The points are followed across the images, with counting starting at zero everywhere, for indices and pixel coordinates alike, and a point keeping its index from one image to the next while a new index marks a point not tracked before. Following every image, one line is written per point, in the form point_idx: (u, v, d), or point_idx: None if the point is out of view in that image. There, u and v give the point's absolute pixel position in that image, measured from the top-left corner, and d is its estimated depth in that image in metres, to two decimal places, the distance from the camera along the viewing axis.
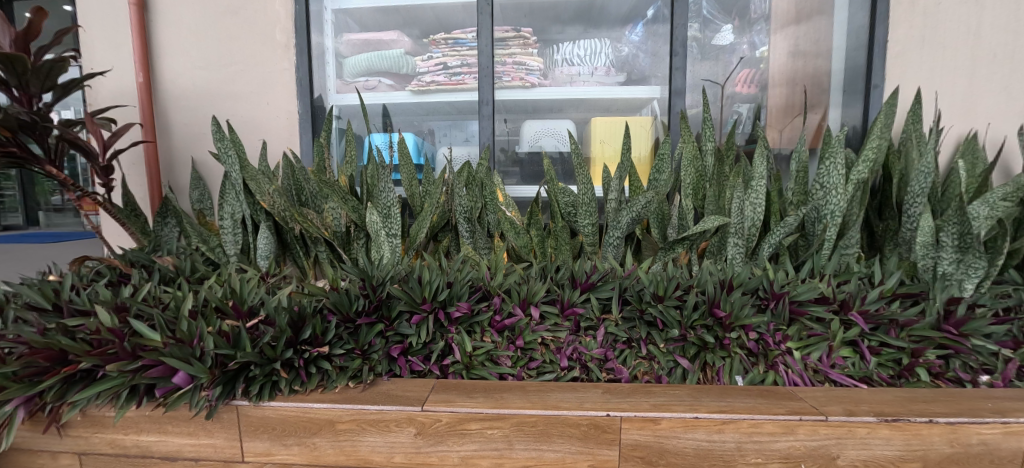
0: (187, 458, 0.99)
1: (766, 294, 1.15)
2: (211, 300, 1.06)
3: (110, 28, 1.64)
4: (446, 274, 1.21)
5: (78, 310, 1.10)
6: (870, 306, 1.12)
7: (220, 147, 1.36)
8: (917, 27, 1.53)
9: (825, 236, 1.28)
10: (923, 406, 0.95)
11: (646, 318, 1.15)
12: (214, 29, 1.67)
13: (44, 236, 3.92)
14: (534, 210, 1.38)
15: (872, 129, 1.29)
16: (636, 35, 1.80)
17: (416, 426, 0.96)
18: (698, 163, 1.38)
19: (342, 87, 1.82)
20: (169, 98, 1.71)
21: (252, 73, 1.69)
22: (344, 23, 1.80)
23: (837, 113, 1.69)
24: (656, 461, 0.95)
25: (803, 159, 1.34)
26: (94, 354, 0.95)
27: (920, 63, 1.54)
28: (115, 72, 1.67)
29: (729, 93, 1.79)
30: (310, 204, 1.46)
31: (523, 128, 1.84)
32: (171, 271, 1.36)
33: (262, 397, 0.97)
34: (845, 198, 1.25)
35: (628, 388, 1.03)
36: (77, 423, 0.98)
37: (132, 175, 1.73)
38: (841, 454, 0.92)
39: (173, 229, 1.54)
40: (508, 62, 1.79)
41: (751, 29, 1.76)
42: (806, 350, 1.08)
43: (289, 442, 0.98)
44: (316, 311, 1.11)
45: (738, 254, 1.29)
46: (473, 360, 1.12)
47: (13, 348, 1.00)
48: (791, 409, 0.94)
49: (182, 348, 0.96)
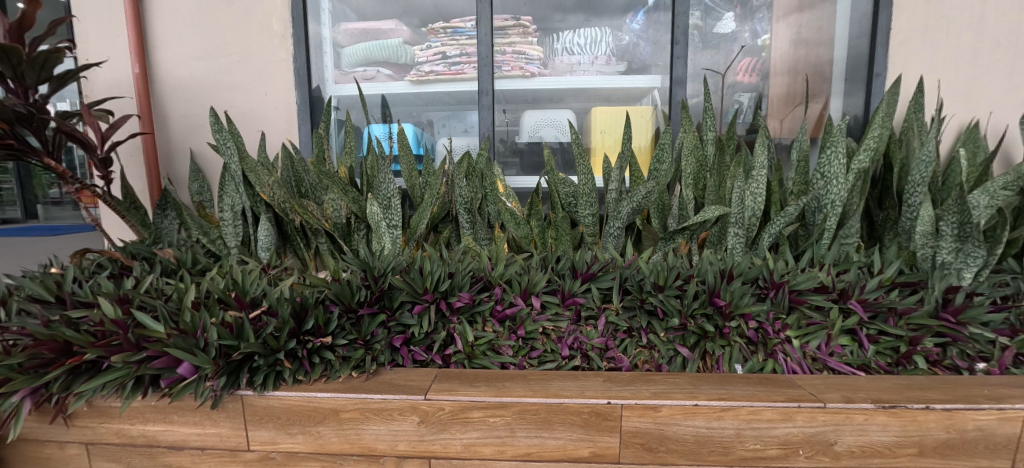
0: (194, 446, 1.00)
1: (766, 284, 1.16)
2: (213, 292, 1.06)
3: (102, 19, 1.63)
4: (447, 265, 1.22)
5: (82, 301, 1.10)
6: (869, 295, 1.13)
7: (218, 139, 1.37)
8: (919, 14, 1.52)
9: (825, 226, 1.28)
10: (920, 393, 0.96)
11: (646, 307, 1.16)
12: (210, 19, 1.65)
13: (44, 229, 3.92)
14: (535, 200, 1.39)
15: (874, 117, 1.28)
16: (636, 23, 1.79)
17: (420, 414, 0.97)
18: (699, 153, 1.39)
19: (339, 77, 1.81)
20: (167, 90, 1.70)
21: (248, 63, 1.68)
22: (341, 12, 1.78)
23: (839, 102, 1.70)
24: (656, 447, 0.96)
25: (804, 149, 1.34)
26: (99, 345, 0.95)
27: (923, 52, 1.54)
28: (110, 64, 1.66)
29: (731, 82, 1.78)
30: (310, 195, 1.47)
31: (523, 118, 1.84)
32: (173, 263, 1.37)
33: (267, 387, 0.98)
34: (846, 188, 1.26)
35: (629, 377, 1.04)
36: (84, 413, 0.99)
37: (131, 168, 1.73)
38: (838, 440, 0.94)
39: (173, 221, 1.55)
40: (508, 51, 1.79)
41: (753, 17, 1.74)
42: (804, 339, 1.10)
43: (293, 430, 0.99)
44: (318, 302, 1.12)
45: (739, 244, 1.30)
46: (475, 349, 1.13)
47: (20, 340, 1.00)
48: (790, 396, 0.95)
49: (186, 339, 0.96)
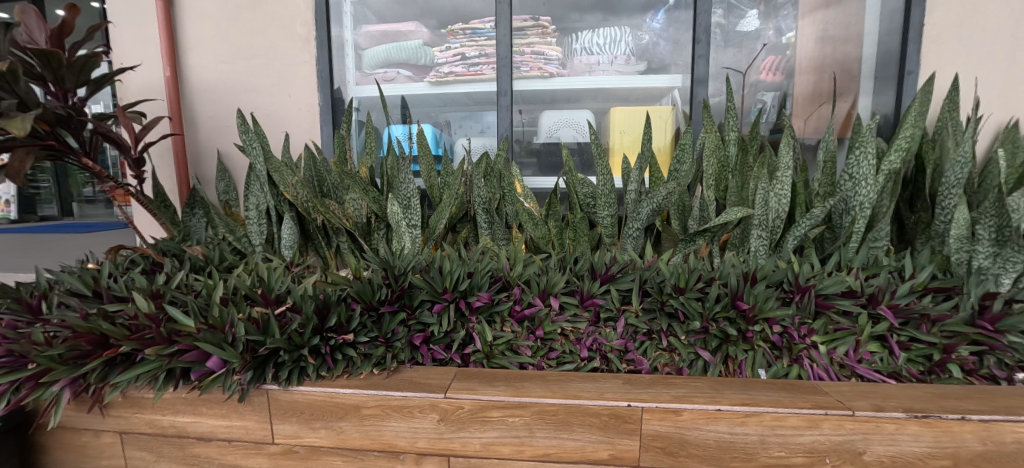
0: (221, 438, 1.03)
1: (791, 287, 1.15)
2: (241, 288, 1.09)
3: (136, 23, 1.68)
4: (467, 265, 1.23)
5: (117, 296, 1.14)
6: (900, 300, 1.10)
7: (244, 140, 1.40)
8: (954, 10, 1.48)
9: (853, 228, 1.26)
10: (954, 403, 0.94)
11: (667, 309, 1.15)
12: (237, 22, 1.69)
13: (79, 226, 4.06)
14: (553, 201, 1.40)
15: (906, 117, 1.27)
16: (657, 22, 1.78)
17: (440, 412, 0.99)
18: (721, 154, 1.37)
19: (361, 78, 1.83)
20: (195, 92, 1.75)
21: (273, 65, 1.71)
22: (361, 15, 1.81)
23: (868, 101, 1.66)
24: (677, 452, 0.96)
25: (831, 149, 1.32)
26: (133, 338, 0.98)
27: (958, 47, 1.50)
28: (143, 67, 1.71)
29: (753, 81, 1.77)
30: (332, 194, 1.50)
31: (541, 119, 1.86)
32: (201, 260, 1.40)
33: (291, 382, 1.00)
34: (875, 189, 1.23)
35: (648, 379, 1.04)
36: (118, 403, 1.02)
37: (162, 167, 1.79)
38: (867, 450, 0.92)
39: (201, 219, 1.59)
40: (527, 52, 1.79)
41: (777, 14, 1.72)
42: (832, 344, 1.08)
43: (316, 425, 1.01)
44: (341, 299, 1.14)
45: (762, 246, 1.28)
46: (494, 349, 1.14)
47: (59, 332, 1.04)
48: (817, 403, 0.94)
49: (215, 334, 0.99)
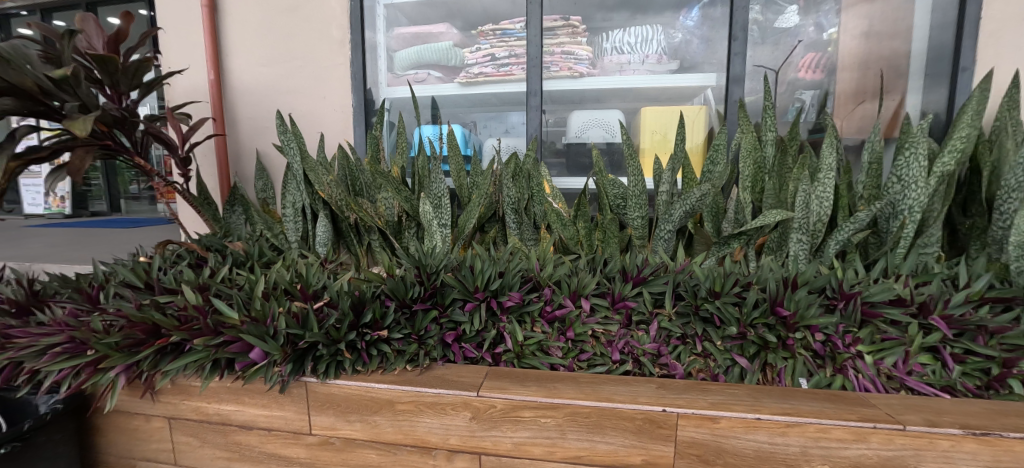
0: (261, 427, 1.06)
1: (834, 294, 1.12)
2: (280, 284, 1.13)
3: (184, 29, 1.75)
4: (498, 264, 1.24)
5: (167, 288, 1.19)
6: (953, 311, 1.06)
7: (283, 140, 1.43)
8: (1015, 2, 1.43)
9: (902, 233, 1.21)
10: (1016, 421, 0.90)
11: (702, 314, 1.14)
12: (278, 25, 1.74)
13: (126, 222, 4.23)
14: (583, 202, 1.40)
15: (962, 116, 1.22)
16: (690, 20, 1.75)
17: (473, 410, 0.99)
18: (758, 155, 1.35)
19: (392, 80, 1.86)
20: (236, 94, 1.81)
21: (310, 68, 1.76)
22: (394, 18, 1.84)
23: (917, 99, 1.60)
24: (713, 460, 0.94)
25: (877, 150, 1.28)
26: (182, 329, 1.02)
27: (1017, 42, 1.45)
28: (190, 71, 1.78)
29: (791, 79, 1.73)
30: (364, 193, 1.53)
31: (570, 120, 1.85)
32: (242, 255, 1.45)
33: (329, 375, 1.03)
34: (927, 192, 1.18)
35: (683, 385, 1.03)
36: (167, 390, 1.06)
37: (205, 166, 1.86)
38: (918, 466, 0.89)
39: (240, 216, 1.64)
40: (557, 52, 1.77)
41: (818, 9, 1.68)
42: (879, 355, 1.04)
43: (352, 418, 1.04)
44: (375, 296, 1.16)
45: (802, 251, 1.25)
46: (524, 349, 1.14)
47: (116, 321, 1.09)
48: (864, 416, 0.91)
49: (258, 326, 1.02)
